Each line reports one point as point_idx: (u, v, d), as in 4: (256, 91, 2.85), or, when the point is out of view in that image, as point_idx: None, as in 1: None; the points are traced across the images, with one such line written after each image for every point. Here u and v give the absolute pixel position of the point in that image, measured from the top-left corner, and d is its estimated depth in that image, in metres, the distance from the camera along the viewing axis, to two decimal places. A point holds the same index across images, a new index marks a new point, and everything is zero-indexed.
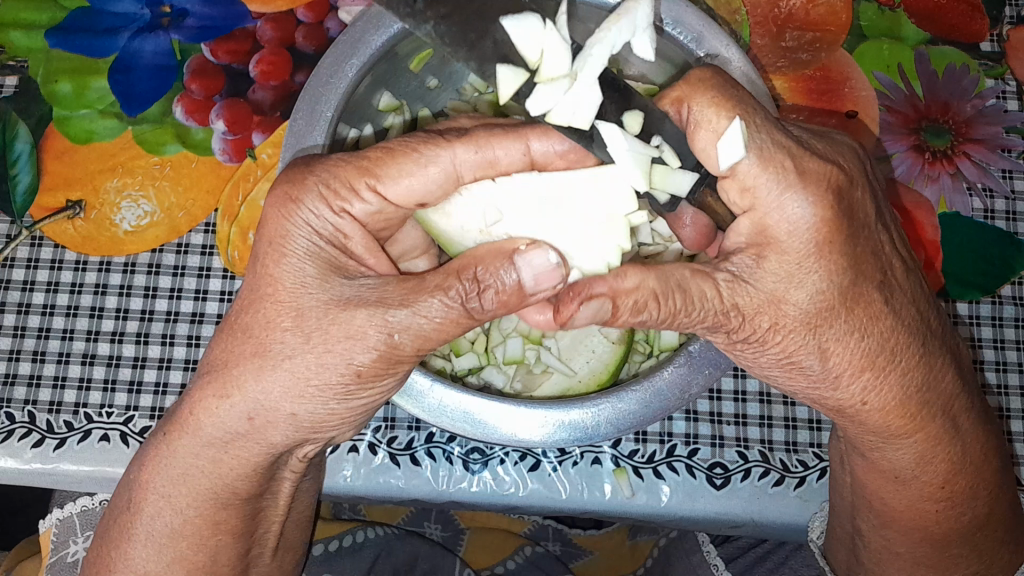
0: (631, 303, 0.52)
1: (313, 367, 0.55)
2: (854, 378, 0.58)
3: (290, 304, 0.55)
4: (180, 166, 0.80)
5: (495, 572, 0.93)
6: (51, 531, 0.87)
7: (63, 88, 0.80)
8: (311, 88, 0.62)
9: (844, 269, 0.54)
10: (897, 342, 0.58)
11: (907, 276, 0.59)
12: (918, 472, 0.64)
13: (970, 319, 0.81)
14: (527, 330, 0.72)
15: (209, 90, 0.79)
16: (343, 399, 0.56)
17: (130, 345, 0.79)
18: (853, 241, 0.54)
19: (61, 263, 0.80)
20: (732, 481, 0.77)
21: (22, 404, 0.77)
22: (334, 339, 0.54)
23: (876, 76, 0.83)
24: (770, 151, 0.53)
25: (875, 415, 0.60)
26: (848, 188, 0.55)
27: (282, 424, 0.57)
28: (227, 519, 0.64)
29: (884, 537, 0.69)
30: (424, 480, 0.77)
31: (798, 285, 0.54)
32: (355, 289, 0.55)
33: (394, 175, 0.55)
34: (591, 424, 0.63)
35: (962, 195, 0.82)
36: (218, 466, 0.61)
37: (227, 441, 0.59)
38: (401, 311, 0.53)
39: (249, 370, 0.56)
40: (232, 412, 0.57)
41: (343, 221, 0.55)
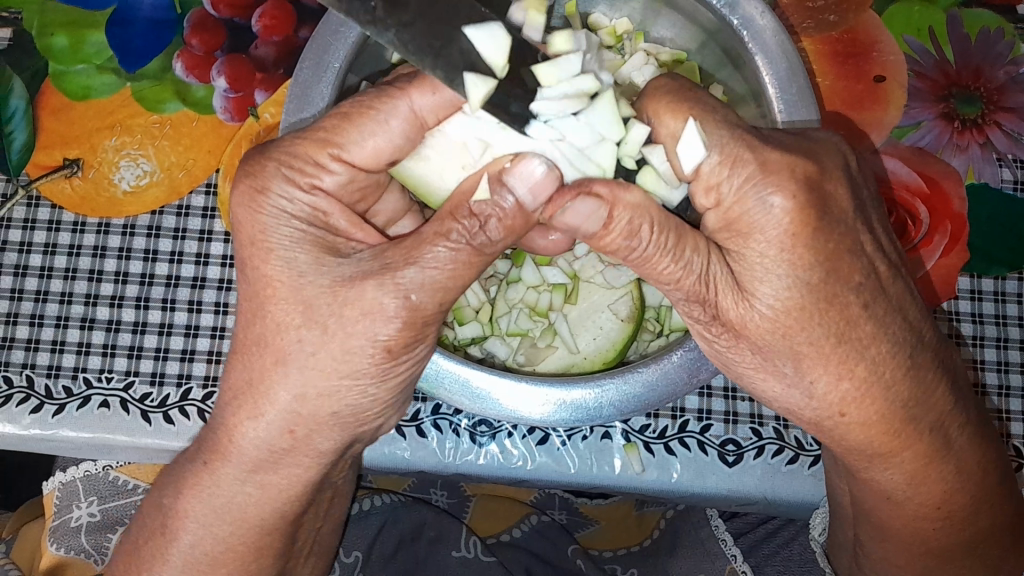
0: (626, 217, 0.51)
1: (339, 357, 0.53)
2: (832, 386, 0.56)
3: (296, 299, 0.53)
4: (180, 125, 0.77)
5: (500, 540, 0.92)
6: (54, 495, 0.86)
7: (59, 42, 0.77)
8: (319, 36, 0.58)
9: (813, 264, 0.52)
10: (879, 350, 0.55)
11: (893, 278, 0.56)
12: (907, 492, 0.63)
13: (994, 296, 0.78)
14: (534, 301, 0.70)
15: (209, 46, 0.76)
16: (379, 382, 0.55)
17: (130, 310, 0.77)
18: (827, 234, 0.52)
19: (59, 225, 0.78)
20: (744, 457, 0.75)
21: (20, 368, 0.76)
22: (355, 320, 0.52)
23: (907, 41, 0.79)
24: (730, 147, 0.51)
25: (855, 429, 0.58)
26: (819, 180, 0.52)
27: (325, 429, 0.56)
28: (271, 543, 0.63)
29: (885, 548, 0.69)
30: (431, 451, 0.76)
31: (766, 279, 0.52)
32: (355, 265, 0.53)
33: (357, 140, 0.54)
34: (594, 404, 0.61)
35: (992, 166, 0.79)
36: (267, 490, 0.60)
37: (276, 458, 0.58)
38: (409, 269, 0.51)
39: (276, 380, 0.54)
40: (270, 429, 0.56)
41: (318, 199, 0.54)
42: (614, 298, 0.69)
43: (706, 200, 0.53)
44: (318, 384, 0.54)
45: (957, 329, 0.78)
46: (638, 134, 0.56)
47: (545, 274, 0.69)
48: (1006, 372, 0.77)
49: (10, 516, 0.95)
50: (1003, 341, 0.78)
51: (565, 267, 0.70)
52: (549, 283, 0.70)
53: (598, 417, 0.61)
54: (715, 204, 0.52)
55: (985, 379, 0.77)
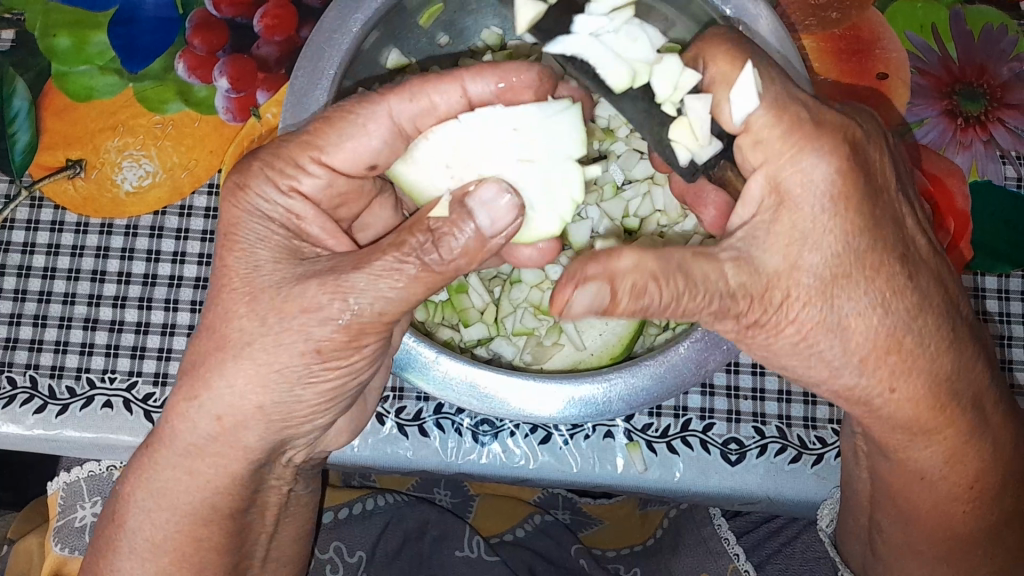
0: (631, 280, 0.48)
1: (271, 350, 0.53)
2: (880, 363, 0.55)
3: (245, 289, 0.54)
4: (183, 125, 0.77)
5: (503, 540, 0.92)
6: (58, 495, 0.87)
7: (63, 42, 0.77)
8: (312, 44, 0.58)
9: (862, 231, 0.52)
10: (927, 323, 0.55)
11: (935, 255, 0.57)
12: (945, 471, 0.63)
13: (999, 293, 0.78)
14: (538, 301, 0.70)
15: (210, 45, 0.76)
16: (307, 384, 0.54)
17: (133, 310, 0.77)
18: (871, 199, 0.52)
19: (62, 225, 0.78)
20: (747, 456, 0.75)
21: (23, 368, 0.76)
22: (292, 316, 0.52)
23: (909, 38, 0.79)
24: (784, 100, 0.53)
25: (904, 406, 0.57)
26: (864, 143, 0.53)
27: (252, 423, 0.56)
28: (209, 535, 0.61)
29: (905, 534, 0.67)
30: (433, 451, 0.76)
31: (814, 246, 0.52)
32: (313, 265, 0.54)
33: (336, 142, 0.55)
34: (603, 399, 0.61)
35: (996, 163, 0.79)
36: (197, 478, 0.59)
37: (204, 446, 0.57)
38: (357, 275, 0.51)
39: (214, 365, 0.55)
40: (201, 414, 0.56)
41: (294, 201, 0.56)
42: None
43: (753, 153, 0.53)
44: (273, 394, 0.55)
45: None
46: (687, 79, 0.58)
47: (547, 272, 0.70)
48: (1012, 369, 0.77)
49: (15, 517, 0.95)
50: (1010, 338, 0.77)
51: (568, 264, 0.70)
52: (551, 281, 0.70)
53: (607, 411, 0.61)
54: (762, 158, 0.53)
55: None
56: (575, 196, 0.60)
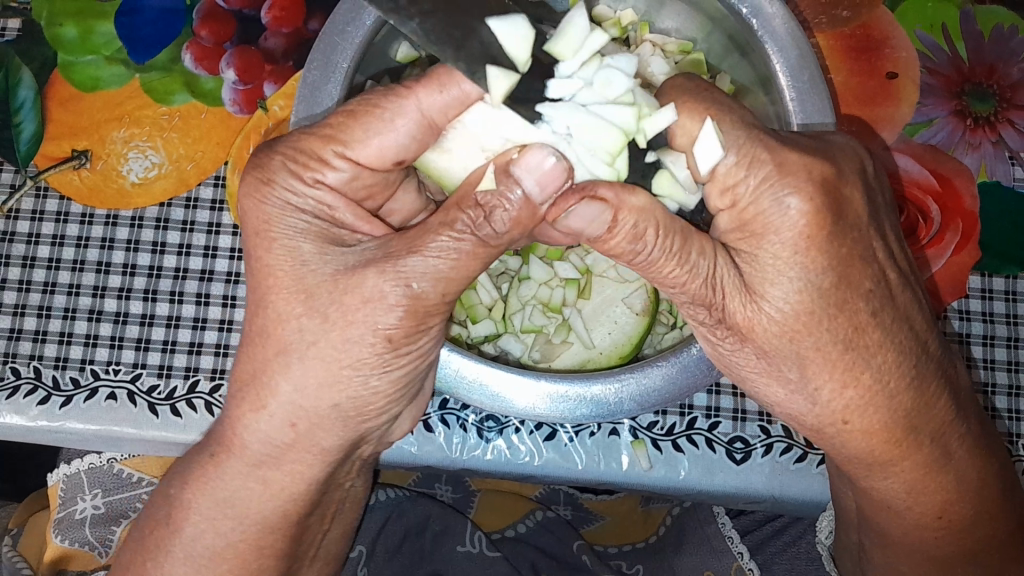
0: (631, 220, 0.50)
1: (339, 346, 0.52)
2: (836, 394, 0.56)
3: (298, 286, 0.53)
4: (189, 116, 0.77)
5: (505, 536, 0.92)
6: (59, 486, 0.87)
7: (68, 32, 0.77)
8: (323, 41, 0.57)
9: (826, 267, 0.52)
10: (886, 359, 0.55)
11: (904, 288, 0.57)
12: (907, 501, 0.63)
13: (1005, 296, 0.78)
14: (547, 297, 0.69)
15: (219, 37, 0.76)
16: (381, 372, 0.54)
17: (137, 302, 0.76)
18: (840, 239, 0.52)
19: (67, 216, 0.78)
20: (752, 455, 0.75)
21: (27, 359, 0.75)
22: (356, 309, 0.51)
23: (920, 37, 0.79)
24: (748, 147, 0.52)
25: (859, 437, 0.58)
26: (836, 183, 0.52)
27: (329, 423, 0.56)
28: (272, 543, 0.62)
29: (884, 557, 0.69)
30: (438, 446, 0.76)
31: (775, 282, 0.52)
32: (358, 254, 0.53)
33: (361, 139, 0.54)
34: (614, 400, 0.60)
35: (1005, 164, 0.79)
36: (270, 487, 0.59)
37: (279, 455, 0.57)
38: (414, 257, 0.50)
39: (276, 368, 0.54)
40: (273, 421, 0.55)
41: (321, 193, 0.54)
42: (627, 292, 0.69)
43: (721, 201, 0.54)
44: (337, 394, 0.54)
45: (968, 328, 0.77)
46: (664, 120, 0.55)
47: (557, 269, 0.69)
48: (1018, 372, 0.77)
49: (17, 507, 0.94)
50: (1015, 341, 0.77)
51: (577, 263, 0.70)
52: (562, 278, 0.70)
53: (617, 413, 0.61)
54: (730, 205, 0.53)
55: (995, 378, 0.77)
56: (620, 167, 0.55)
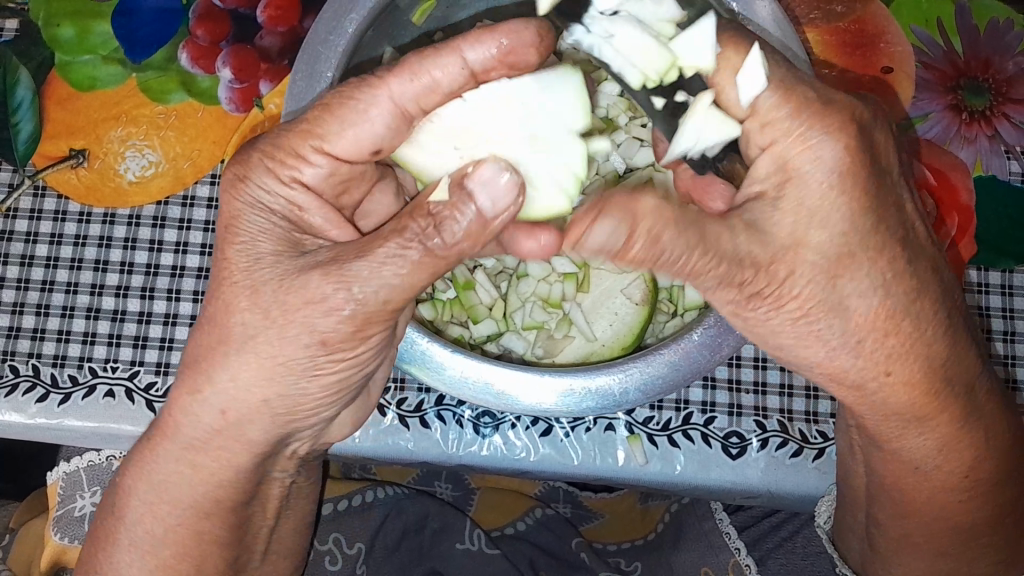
0: (644, 230, 0.48)
1: (275, 342, 0.53)
2: (880, 342, 0.55)
3: (244, 283, 0.54)
4: (186, 115, 0.77)
5: (504, 533, 0.92)
6: (58, 485, 0.88)
7: (65, 32, 0.77)
8: (309, 45, 0.57)
9: (867, 209, 0.51)
10: (923, 306, 0.55)
11: (930, 241, 0.57)
12: (938, 459, 0.63)
13: (1002, 289, 0.78)
14: (546, 293, 0.70)
15: (214, 36, 0.76)
16: (313, 376, 0.55)
17: (135, 300, 0.77)
18: (875, 179, 0.52)
19: (65, 215, 0.78)
20: (748, 450, 0.75)
21: (26, 357, 0.76)
22: (296, 308, 0.52)
23: (914, 31, 0.79)
24: (792, 85, 0.52)
25: (900, 389, 0.58)
26: (868, 124, 0.52)
27: (259, 418, 0.57)
28: (210, 528, 0.62)
29: (903, 527, 0.67)
30: (434, 442, 0.76)
31: (822, 225, 0.51)
32: (312, 257, 0.53)
33: (338, 131, 0.53)
34: (620, 390, 0.61)
35: (1001, 158, 0.79)
36: (199, 472, 0.60)
37: (204, 441, 0.58)
38: (358, 263, 0.50)
39: (216, 360, 0.55)
40: (205, 407, 0.57)
41: (296, 191, 0.55)
42: (625, 283, 0.68)
43: (761, 138, 0.53)
44: (270, 390, 0.55)
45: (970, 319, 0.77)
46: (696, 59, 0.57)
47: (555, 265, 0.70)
48: (1015, 366, 0.77)
49: (18, 506, 0.95)
50: (1012, 335, 0.77)
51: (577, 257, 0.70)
52: (559, 274, 0.70)
53: (625, 401, 0.61)
54: (769, 145, 0.52)
55: (993, 372, 0.77)
56: (577, 170, 0.59)
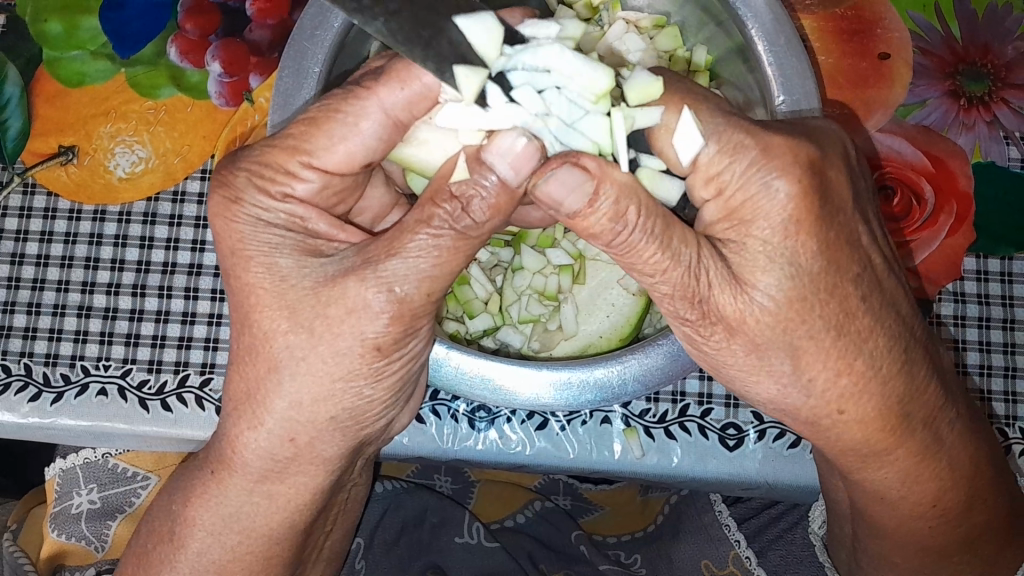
0: (613, 194, 0.48)
1: (329, 360, 0.51)
2: (831, 384, 0.54)
3: (282, 303, 0.51)
4: (175, 111, 0.76)
5: (504, 526, 0.92)
6: (55, 480, 0.87)
7: (53, 27, 0.77)
8: (296, 42, 0.56)
9: (814, 255, 0.50)
10: (876, 345, 0.54)
11: (889, 273, 0.56)
12: (903, 491, 0.62)
13: (1002, 277, 0.77)
14: (542, 286, 0.68)
15: (204, 29, 0.75)
16: (375, 382, 0.53)
17: (126, 297, 0.76)
18: (828, 224, 0.51)
19: (55, 213, 0.78)
20: (745, 442, 0.75)
21: (18, 356, 0.75)
22: (340, 320, 0.51)
23: (912, 17, 0.78)
24: (730, 136, 0.50)
25: (853, 428, 0.56)
26: (820, 163, 0.51)
27: (326, 435, 0.55)
28: (279, 552, 0.62)
29: (879, 545, 0.69)
30: (429, 437, 0.75)
31: (767, 268, 0.50)
32: (339, 263, 0.51)
33: (326, 145, 0.52)
34: (620, 383, 0.60)
35: (1000, 144, 0.78)
36: (275, 500, 0.59)
37: (281, 469, 0.57)
38: (393, 261, 0.49)
39: (269, 384, 0.53)
40: (270, 438, 0.55)
41: (291, 206, 0.53)
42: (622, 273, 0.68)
43: (706, 191, 0.52)
44: (333, 408, 0.54)
45: (964, 310, 0.76)
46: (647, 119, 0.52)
47: (549, 256, 0.68)
48: (1015, 354, 0.76)
49: (17, 502, 0.95)
50: (1012, 323, 0.76)
51: (570, 249, 0.69)
52: (554, 265, 0.69)
53: (623, 396, 0.60)
54: (715, 195, 0.51)
55: (990, 361, 0.76)
56: (599, 140, 0.52)
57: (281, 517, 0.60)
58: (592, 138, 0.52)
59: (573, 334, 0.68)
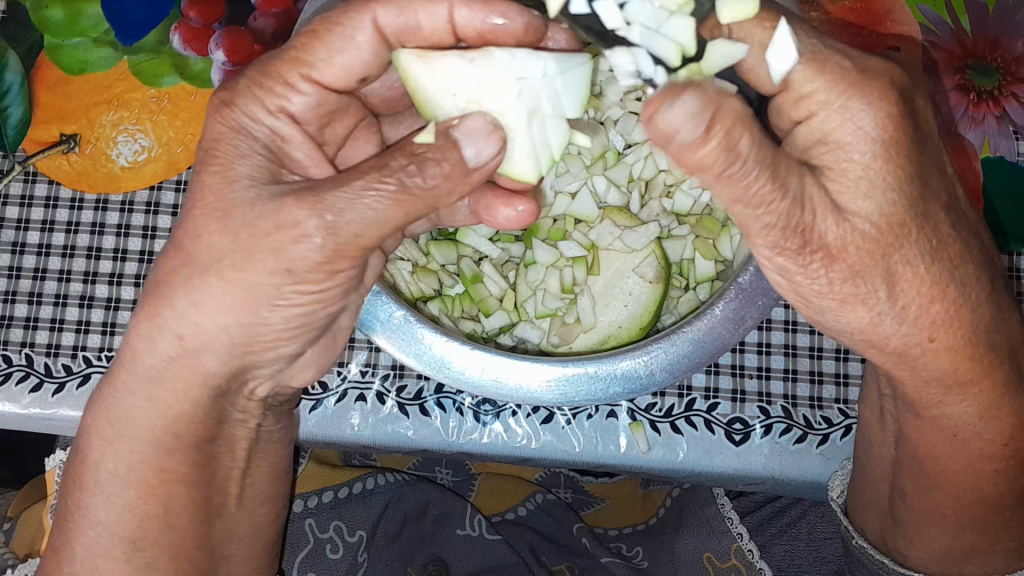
0: (727, 128, 0.45)
1: (241, 269, 0.51)
2: (923, 310, 0.52)
3: (216, 204, 0.52)
4: (179, 99, 0.76)
5: (506, 519, 0.92)
6: (55, 471, 0.86)
7: (54, 14, 0.75)
8: None
9: (914, 176, 0.49)
10: (966, 273, 0.53)
11: (971, 208, 0.56)
12: (978, 428, 0.59)
13: (1010, 273, 0.77)
14: (560, 278, 0.68)
15: (208, 18, 0.74)
16: (275, 304, 0.53)
17: (128, 288, 0.76)
18: (920, 147, 0.50)
19: (56, 201, 0.77)
20: (752, 436, 0.74)
21: (19, 346, 0.75)
22: (263, 236, 0.51)
23: (921, 10, 0.77)
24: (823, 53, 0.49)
25: (943, 357, 0.54)
26: (910, 90, 0.51)
27: (215, 347, 0.54)
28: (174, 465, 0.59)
29: (931, 497, 0.64)
30: (434, 430, 0.75)
31: (867, 193, 0.49)
32: (287, 187, 0.52)
33: (326, 57, 0.54)
34: (646, 370, 0.59)
35: (1009, 138, 0.77)
36: (158, 403, 0.57)
37: (162, 369, 0.55)
38: (335, 193, 0.49)
39: (183, 279, 0.53)
40: (162, 333, 0.54)
41: (281, 122, 0.56)
42: (637, 260, 0.66)
43: (796, 111, 0.51)
44: (240, 315, 0.53)
45: None
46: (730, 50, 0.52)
47: (561, 249, 0.68)
48: None
49: (17, 494, 0.94)
50: None
51: (582, 240, 0.68)
52: (567, 258, 0.69)
53: (653, 383, 0.60)
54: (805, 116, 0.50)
55: None
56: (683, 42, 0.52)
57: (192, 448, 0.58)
58: (676, 40, 0.52)
59: (592, 325, 0.67)
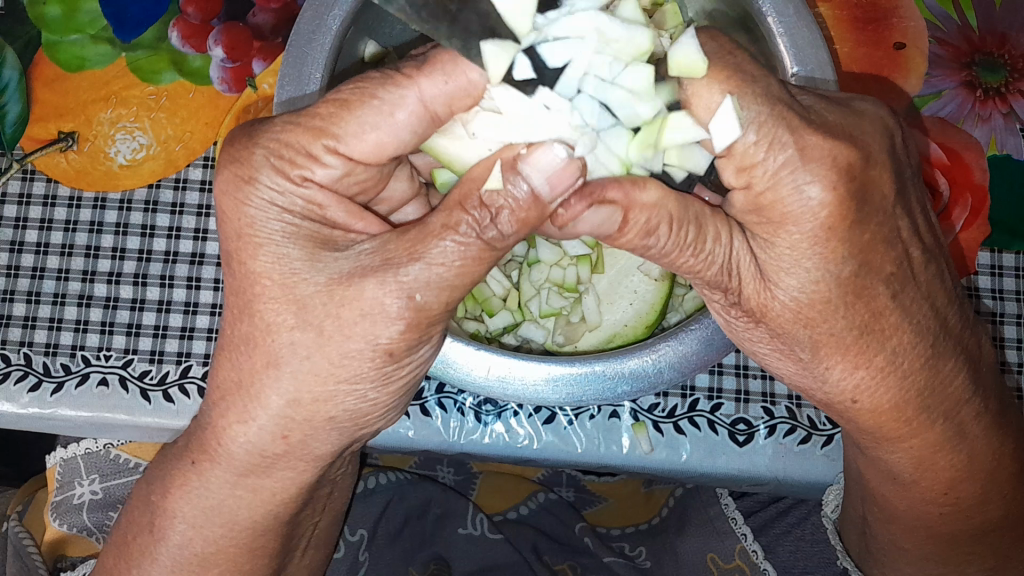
0: (643, 217, 0.48)
1: (338, 362, 0.50)
2: (847, 374, 0.53)
3: (290, 297, 0.49)
4: (177, 96, 0.75)
5: (507, 518, 0.91)
6: (56, 470, 0.88)
7: (52, 11, 0.75)
8: (295, 46, 0.55)
9: (846, 258, 0.49)
10: (901, 340, 0.53)
11: (929, 265, 0.53)
12: (915, 476, 0.61)
13: (1016, 272, 0.76)
14: (562, 278, 0.67)
15: (205, 13, 0.74)
16: (381, 386, 0.52)
17: (128, 287, 0.75)
18: (864, 224, 0.48)
19: (54, 199, 0.76)
20: (755, 437, 0.74)
21: (17, 346, 0.74)
22: (351, 322, 0.49)
23: (928, 5, 0.76)
24: None
25: (866, 415, 0.56)
26: (862, 167, 0.48)
27: (321, 434, 0.53)
28: (264, 544, 0.61)
29: (890, 531, 0.67)
30: (435, 430, 0.74)
31: (789, 271, 0.50)
32: (354, 260, 0.49)
33: (356, 132, 0.49)
34: (652, 371, 0.59)
35: (1016, 136, 0.76)
36: (260, 494, 0.57)
37: (269, 464, 0.55)
38: (416, 266, 0.47)
39: (266, 381, 0.51)
40: (261, 433, 0.53)
41: (310, 192, 0.50)
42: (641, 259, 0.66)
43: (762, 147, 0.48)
44: (337, 400, 0.51)
45: (978, 304, 0.76)
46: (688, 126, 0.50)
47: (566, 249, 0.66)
48: None
49: (17, 490, 0.94)
50: None
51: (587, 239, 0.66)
52: (572, 256, 0.67)
53: (660, 382, 0.59)
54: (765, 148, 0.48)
55: (1005, 357, 0.75)
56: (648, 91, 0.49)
57: (264, 510, 0.59)
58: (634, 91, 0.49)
59: (597, 324, 0.66)
